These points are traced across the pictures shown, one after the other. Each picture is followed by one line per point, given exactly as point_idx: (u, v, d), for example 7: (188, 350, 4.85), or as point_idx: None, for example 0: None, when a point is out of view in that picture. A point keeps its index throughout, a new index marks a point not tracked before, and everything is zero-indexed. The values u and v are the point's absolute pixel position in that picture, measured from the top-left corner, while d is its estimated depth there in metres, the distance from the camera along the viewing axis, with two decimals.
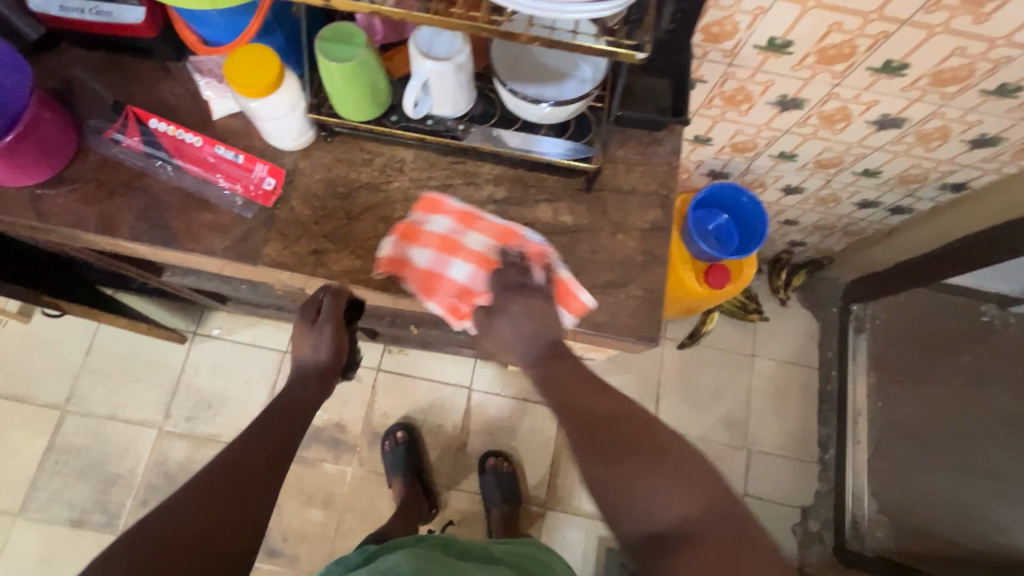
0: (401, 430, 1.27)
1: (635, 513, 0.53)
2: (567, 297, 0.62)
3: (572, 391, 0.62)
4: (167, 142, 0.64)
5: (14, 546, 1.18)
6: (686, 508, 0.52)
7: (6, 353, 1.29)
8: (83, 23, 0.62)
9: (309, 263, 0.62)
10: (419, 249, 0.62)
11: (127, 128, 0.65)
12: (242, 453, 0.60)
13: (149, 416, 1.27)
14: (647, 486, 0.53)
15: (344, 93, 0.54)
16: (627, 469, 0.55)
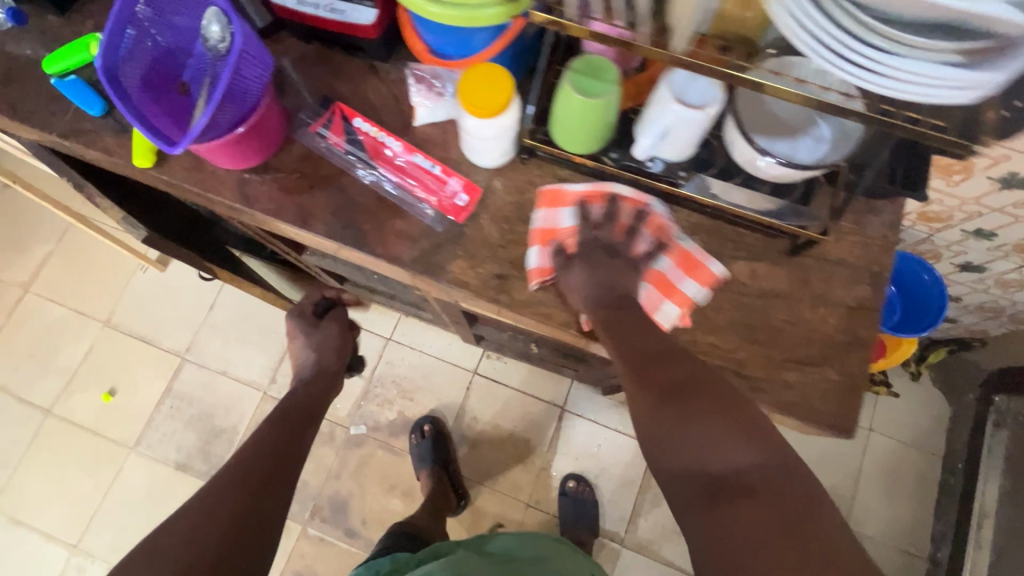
0: (428, 424, 1.27)
1: (688, 457, 0.49)
2: (692, 267, 0.60)
3: (628, 333, 0.55)
4: (368, 144, 0.65)
5: (125, 477, 1.27)
6: (743, 455, 0.47)
7: (141, 296, 1.38)
8: (312, 18, 0.63)
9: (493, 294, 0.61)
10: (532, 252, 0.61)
11: (333, 125, 0.65)
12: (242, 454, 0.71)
13: (257, 378, 1.33)
14: (686, 424, 0.50)
15: (575, 126, 0.52)
16: (662, 413, 0.51)
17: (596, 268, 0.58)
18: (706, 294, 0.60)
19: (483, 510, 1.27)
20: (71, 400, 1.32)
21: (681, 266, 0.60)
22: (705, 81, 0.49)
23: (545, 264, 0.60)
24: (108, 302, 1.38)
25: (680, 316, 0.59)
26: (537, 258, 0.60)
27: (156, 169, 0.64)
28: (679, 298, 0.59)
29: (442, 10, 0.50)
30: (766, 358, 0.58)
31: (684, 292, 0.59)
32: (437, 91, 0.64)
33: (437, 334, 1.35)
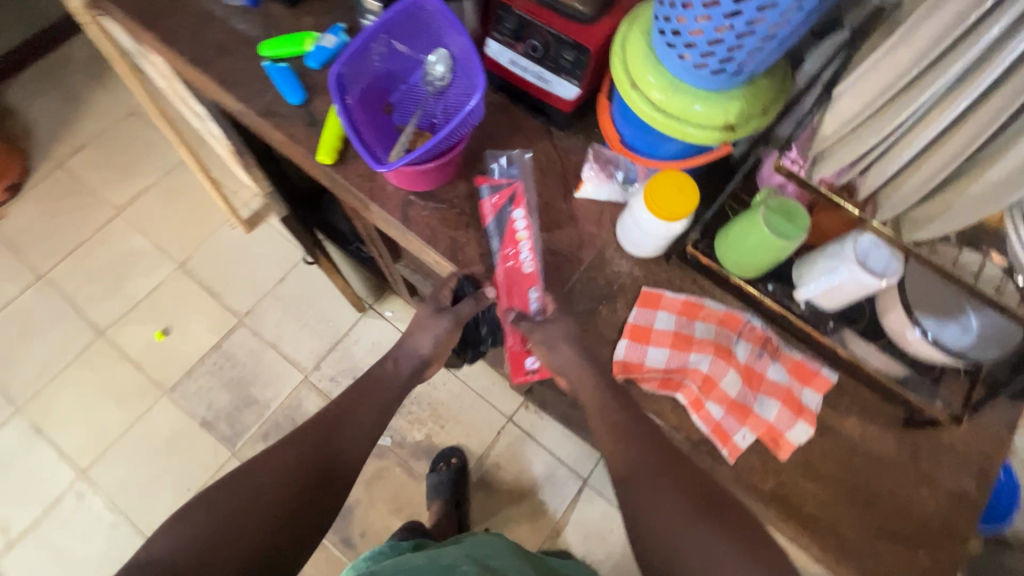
0: (456, 457, 1.27)
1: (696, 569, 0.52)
2: (808, 377, 0.61)
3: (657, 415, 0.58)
4: (507, 232, 0.65)
5: (151, 417, 1.28)
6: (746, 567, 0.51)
7: (220, 250, 1.42)
8: (517, 77, 0.67)
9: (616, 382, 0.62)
10: (653, 353, 0.62)
11: (498, 194, 0.66)
12: (307, 438, 0.63)
13: (302, 361, 1.35)
14: (701, 529, 0.53)
15: (748, 252, 0.55)
16: (681, 519, 0.54)
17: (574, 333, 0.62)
18: (819, 403, 0.61)
19: None
20: (125, 329, 1.35)
21: (794, 374, 0.62)
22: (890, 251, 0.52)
23: (657, 369, 0.61)
24: (189, 246, 1.42)
25: (805, 432, 0.59)
26: (652, 361, 0.62)
27: (333, 168, 0.68)
28: (803, 412, 0.60)
29: (660, 118, 0.54)
30: (860, 522, 0.59)
31: (805, 403, 0.60)
32: (607, 173, 0.67)
33: (484, 371, 1.36)
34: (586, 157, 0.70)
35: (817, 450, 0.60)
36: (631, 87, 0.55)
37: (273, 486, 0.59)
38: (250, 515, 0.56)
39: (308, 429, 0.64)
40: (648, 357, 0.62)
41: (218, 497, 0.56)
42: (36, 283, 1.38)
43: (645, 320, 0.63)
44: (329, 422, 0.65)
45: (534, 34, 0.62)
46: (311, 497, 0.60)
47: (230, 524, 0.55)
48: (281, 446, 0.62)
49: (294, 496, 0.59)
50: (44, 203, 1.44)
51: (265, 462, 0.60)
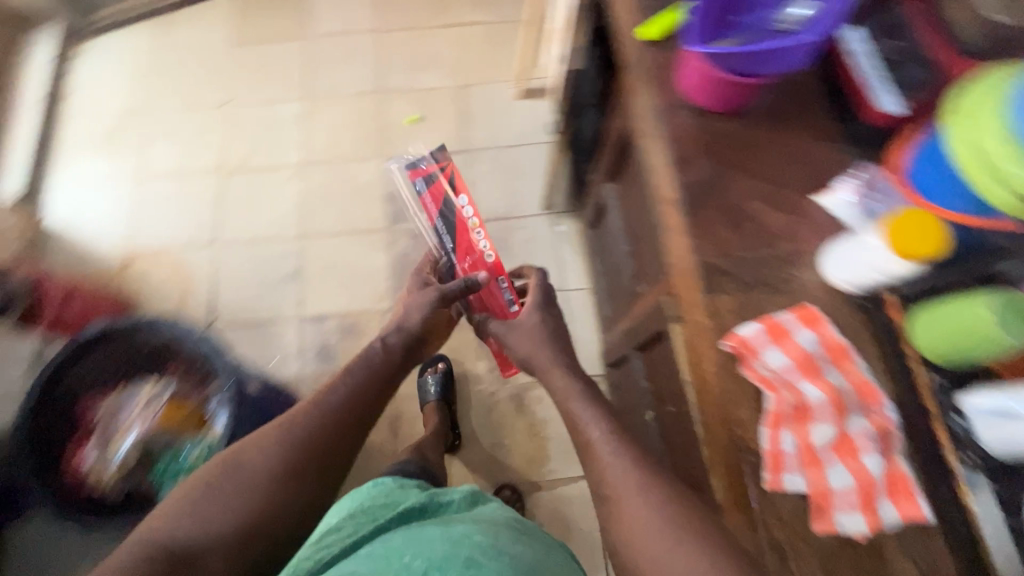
0: (444, 365, 1.33)
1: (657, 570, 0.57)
2: (899, 495, 0.55)
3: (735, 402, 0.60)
4: (457, 223, 0.98)
5: (364, 165, 1.57)
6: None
7: (491, 96, 1.65)
8: (851, 67, 0.68)
9: (723, 349, 0.62)
10: (772, 353, 0.60)
11: (434, 194, 0.99)
12: (298, 418, 0.73)
13: (477, 210, 1.52)
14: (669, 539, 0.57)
15: (958, 333, 0.53)
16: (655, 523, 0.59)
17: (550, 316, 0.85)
18: (891, 523, 0.55)
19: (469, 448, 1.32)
20: (393, 101, 1.64)
21: (888, 482, 0.55)
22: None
23: (765, 369, 0.59)
24: (475, 78, 1.66)
25: (856, 530, 0.54)
26: (766, 360, 0.60)
27: (647, 44, 0.77)
28: (870, 514, 0.55)
29: (969, 156, 0.51)
30: None
31: (878, 511, 0.55)
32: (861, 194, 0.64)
33: (591, 327, 1.41)
34: (842, 174, 0.68)
35: (852, 552, 0.55)
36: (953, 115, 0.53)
37: (265, 457, 0.68)
38: (244, 482, 0.66)
39: (302, 413, 0.73)
40: (766, 355, 0.60)
41: (210, 474, 0.66)
42: (370, 32, 1.72)
43: (789, 326, 0.61)
44: (316, 406, 0.75)
45: (895, 41, 0.69)
46: (297, 474, 0.69)
47: (219, 490, 0.65)
48: (269, 428, 0.72)
49: (284, 460, 0.69)
50: None
51: (253, 446, 0.69)
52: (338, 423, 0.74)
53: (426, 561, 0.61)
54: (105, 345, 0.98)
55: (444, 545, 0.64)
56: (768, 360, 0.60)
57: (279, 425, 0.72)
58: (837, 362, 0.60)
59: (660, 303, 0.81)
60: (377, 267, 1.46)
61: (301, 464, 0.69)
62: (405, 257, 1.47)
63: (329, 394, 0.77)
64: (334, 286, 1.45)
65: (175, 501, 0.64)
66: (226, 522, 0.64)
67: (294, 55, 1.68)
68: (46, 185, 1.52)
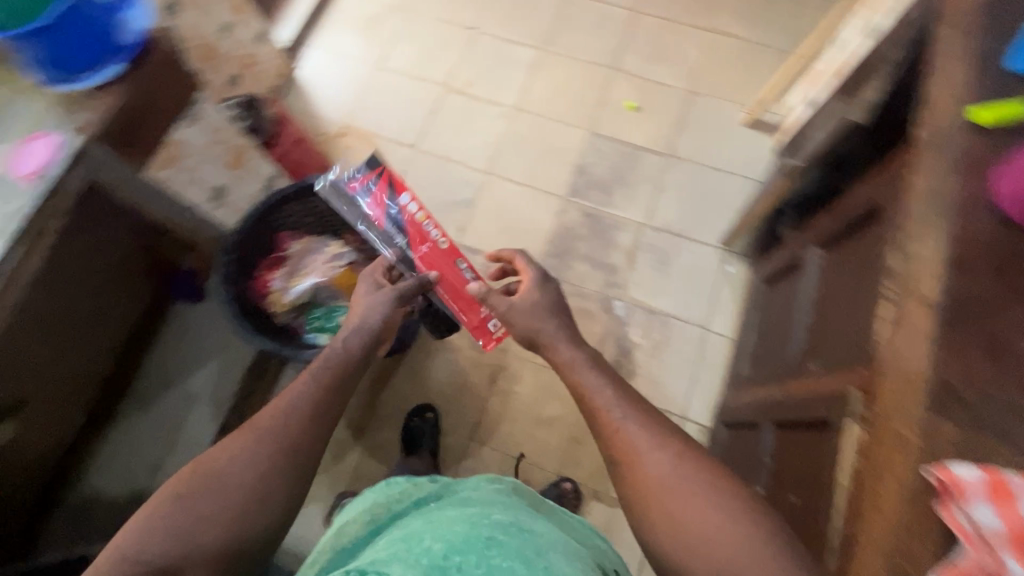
0: (430, 410, 1.32)
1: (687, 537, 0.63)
2: None
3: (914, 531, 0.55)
4: (407, 223, 1.00)
5: (567, 130, 1.58)
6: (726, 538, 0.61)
7: (716, 114, 1.58)
8: None
9: (923, 474, 0.57)
10: (983, 511, 0.51)
11: (383, 186, 1.00)
12: (266, 422, 0.68)
13: (655, 216, 1.48)
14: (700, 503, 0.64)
15: None
16: (682, 484, 0.66)
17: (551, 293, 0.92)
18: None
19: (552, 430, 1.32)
20: (620, 82, 1.63)
21: None
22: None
23: (967, 520, 0.52)
24: (707, 90, 1.60)
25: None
26: (971, 512, 0.52)
27: (969, 129, 0.69)
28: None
29: None
30: None
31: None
32: None
33: (717, 377, 1.34)
34: None
35: None
36: None
37: (247, 471, 0.63)
38: (219, 493, 0.61)
39: (269, 415, 0.69)
40: (973, 507, 0.52)
41: (179, 484, 0.62)
42: (626, 9, 1.70)
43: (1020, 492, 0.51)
44: (285, 409, 0.70)
45: None
46: (277, 487, 0.64)
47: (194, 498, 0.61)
48: (237, 435, 0.67)
49: (264, 472, 0.64)
50: None
51: (220, 457, 0.64)
52: (310, 413, 0.71)
53: (445, 544, 0.61)
54: (324, 194, 1.07)
55: (464, 528, 0.65)
56: (975, 514, 0.51)
57: (244, 435, 0.66)
58: None
59: (844, 393, 0.75)
60: (540, 228, 1.49)
61: (275, 476, 0.64)
62: (569, 231, 1.48)
63: (302, 394, 0.73)
64: (495, 228, 1.50)
65: (142, 518, 0.59)
66: (204, 543, 0.59)
67: (549, 7, 1.72)
68: (307, 43, 1.71)
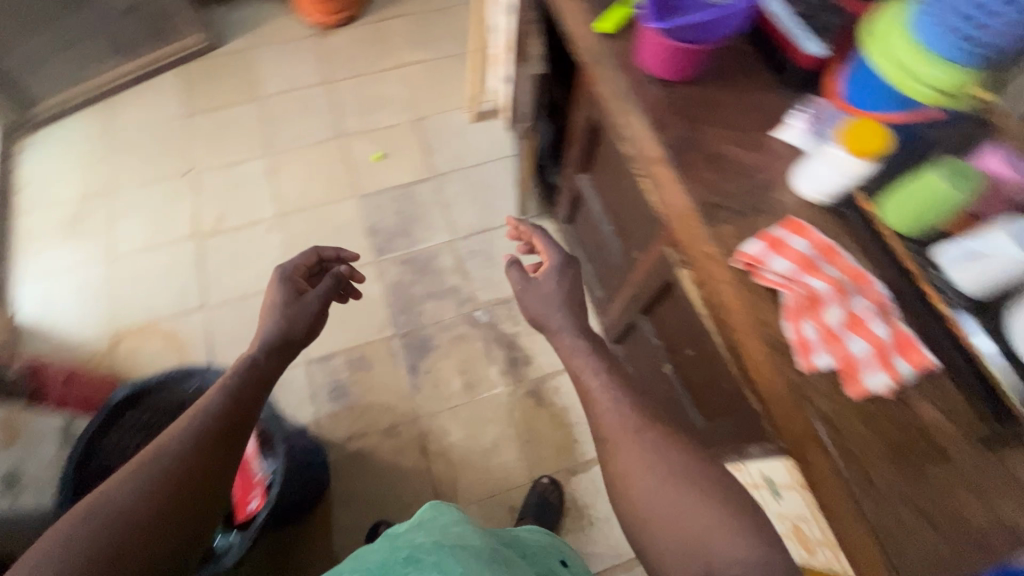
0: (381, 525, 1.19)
1: (675, 543, 0.56)
2: (907, 350, 0.65)
3: (756, 312, 0.70)
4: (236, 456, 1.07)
5: (339, 206, 1.61)
6: (733, 548, 0.53)
7: (447, 125, 1.75)
8: (773, 26, 0.82)
9: (734, 266, 0.72)
10: (778, 261, 0.70)
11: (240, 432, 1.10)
12: (175, 439, 0.61)
13: (459, 226, 1.59)
14: (680, 493, 0.58)
15: (906, 206, 0.64)
16: (656, 482, 0.59)
17: (563, 285, 0.82)
18: (892, 389, 0.64)
19: (498, 451, 1.34)
20: (356, 142, 1.71)
21: (897, 343, 0.65)
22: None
23: (773, 272, 0.69)
24: (428, 111, 1.76)
25: (883, 387, 0.64)
26: (774, 265, 0.70)
27: (604, 40, 0.89)
28: (892, 372, 0.65)
29: (890, 66, 0.65)
30: (896, 484, 0.61)
31: (898, 366, 0.65)
32: (814, 127, 0.77)
33: (588, 314, 1.49)
34: (792, 109, 0.81)
35: (884, 407, 0.64)
36: (874, 37, 0.67)
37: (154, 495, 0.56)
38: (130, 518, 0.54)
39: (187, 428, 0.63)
40: (773, 262, 0.70)
41: (79, 525, 0.52)
42: (321, 85, 1.80)
43: (783, 237, 0.72)
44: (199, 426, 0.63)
45: None
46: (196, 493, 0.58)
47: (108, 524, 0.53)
48: (134, 468, 0.58)
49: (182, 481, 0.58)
50: (356, 38, 1.88)
51: (126, 481, 0.56)
52: (221, 426, 0.65)
53: None
54: (142, 404, 1.01)
55: None
56: (771, 267, 0.70)
57: (152, 455, 0.59)
58: (807, 240, 0.72)
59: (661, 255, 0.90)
60: (374, 296, 1.50)
61: (185, 495, 0.57)
62: (400, 283, 1.52)
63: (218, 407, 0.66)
64: (334, 324, 1.47)
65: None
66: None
67: (251, 116, 1.74)
68: (18, 280, 1.49)
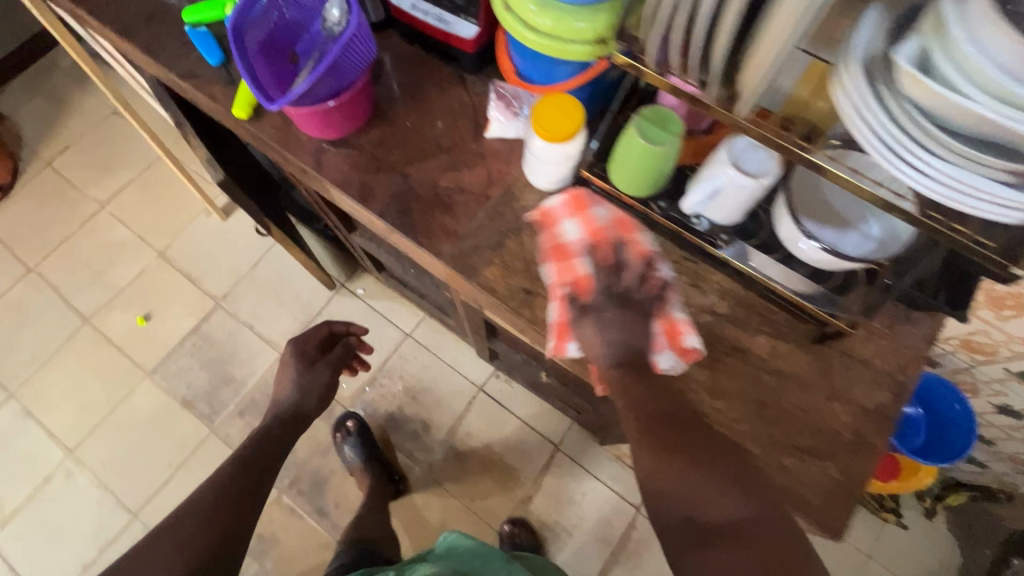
0: (354, 423, 1.26)
1: (672, 497, 0.49)
2: (675, 343, 0.59)
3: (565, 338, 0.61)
4: None
5: (133, 399, 1.33)
6: (738, 507, 0.46)
7: (197, 238, 1.47)
8: (420, 22, 0.69)
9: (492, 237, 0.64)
10: (569, 225, 0.61)
11: None
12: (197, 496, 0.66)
13: (278, 339, 1.37)
14: (699, 468, 0.49)
15: (630, 166, 0.54)
16: (668, 453, 0.51)
17: (606, 323, 0.58)
18: (680, 368, 0.59)
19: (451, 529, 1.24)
20: (109, 317, 1.39)
21: (665, 335, 0.59)
22: (961, 143, 0.34)
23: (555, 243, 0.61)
24: (168, 235, 1.47)
25: (668, 367, 0.59)
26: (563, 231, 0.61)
27: (251, 121, 0.71)
28: (682, 349, 0.59)
29: (535, 37, 0.55)
30: (768, 436, 0.58)
31: (686, 343, 0.59)
32: (513, 109, 0.68)
33: (455, 343, 1.38)
34: (489, 96, 0.70)
35: (723, 367, 0.60)
36: (504, 9, 0.56)
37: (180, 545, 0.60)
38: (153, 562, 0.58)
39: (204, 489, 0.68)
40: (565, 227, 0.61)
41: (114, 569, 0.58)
42: (25, 277, 1.42)
43: (586, 207, 0.61)
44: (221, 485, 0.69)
45: None
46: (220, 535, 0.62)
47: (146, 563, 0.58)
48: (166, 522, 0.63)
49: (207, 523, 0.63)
50: (30, 202, 1.50)
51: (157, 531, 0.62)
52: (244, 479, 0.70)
53: None
54: None
55: None
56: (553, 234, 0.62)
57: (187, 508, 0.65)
58: (600, 208, 0.61)
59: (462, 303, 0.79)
60: None
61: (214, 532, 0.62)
62: None
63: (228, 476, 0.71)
64: None
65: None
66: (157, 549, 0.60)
67: None
68: None
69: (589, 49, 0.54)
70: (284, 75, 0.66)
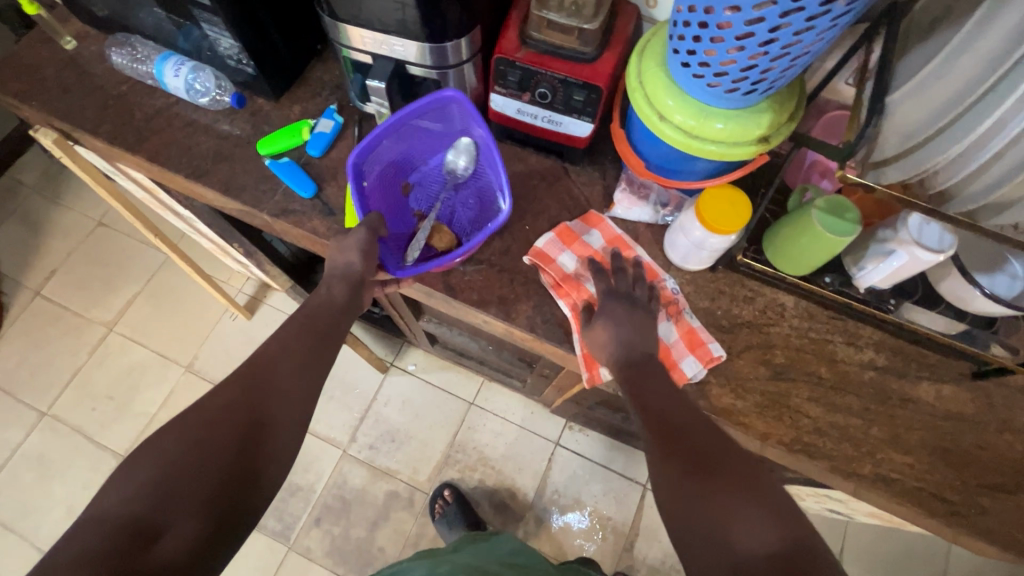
0: (448, 490, 1.25)
1: (700, 529, 0.44)
2: (694, 346, 0.63)
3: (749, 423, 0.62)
4: None
5: None
6: (767, 536, 0.42)
7: (225, 343, 1.37)
8: (526, 124, 0.67)
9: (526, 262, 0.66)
10: (566, 258, 0.65)
11: None
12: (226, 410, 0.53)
13: (337, 435, 1.30)
14: (725, 495, 0.45)
15: (799, 246, 0.57)
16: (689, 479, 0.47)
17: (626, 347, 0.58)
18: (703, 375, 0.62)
19: None
20: None
21: (685, 342, 0.63)
22: None
23: (562, 266, 0.65)
24: (191, 346, 1.37)
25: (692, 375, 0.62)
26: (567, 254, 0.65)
27: None
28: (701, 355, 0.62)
29: (672, 132, 0.55)
30: (960, 481, 0.60)
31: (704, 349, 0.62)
32: (640, 195, 0.68)
33: (521, 403, 1.35)
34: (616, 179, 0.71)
35: (901, 421, 0.62)
36: (641, 102, 0.56)
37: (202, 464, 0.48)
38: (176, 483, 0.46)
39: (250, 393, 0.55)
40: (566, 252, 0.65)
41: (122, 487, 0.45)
42: (40, 423, 1.29)
43: (579, 229, 0.67)
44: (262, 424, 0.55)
45: (541, 81, 0.62)
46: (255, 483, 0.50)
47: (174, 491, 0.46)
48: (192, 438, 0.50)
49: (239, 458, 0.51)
50: (26, 340, 1.36)
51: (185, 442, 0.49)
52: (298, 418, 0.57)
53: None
54: None
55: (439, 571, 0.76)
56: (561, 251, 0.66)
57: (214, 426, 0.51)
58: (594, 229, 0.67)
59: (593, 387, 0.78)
60: None
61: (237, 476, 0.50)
62: (335, 544, 1.23)
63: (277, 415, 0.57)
64: None
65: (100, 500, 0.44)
66: (201, 496, 0.46)
67: None
68: None
69: (725, 146, 0.54)
70: (397, 204, 0.70)
